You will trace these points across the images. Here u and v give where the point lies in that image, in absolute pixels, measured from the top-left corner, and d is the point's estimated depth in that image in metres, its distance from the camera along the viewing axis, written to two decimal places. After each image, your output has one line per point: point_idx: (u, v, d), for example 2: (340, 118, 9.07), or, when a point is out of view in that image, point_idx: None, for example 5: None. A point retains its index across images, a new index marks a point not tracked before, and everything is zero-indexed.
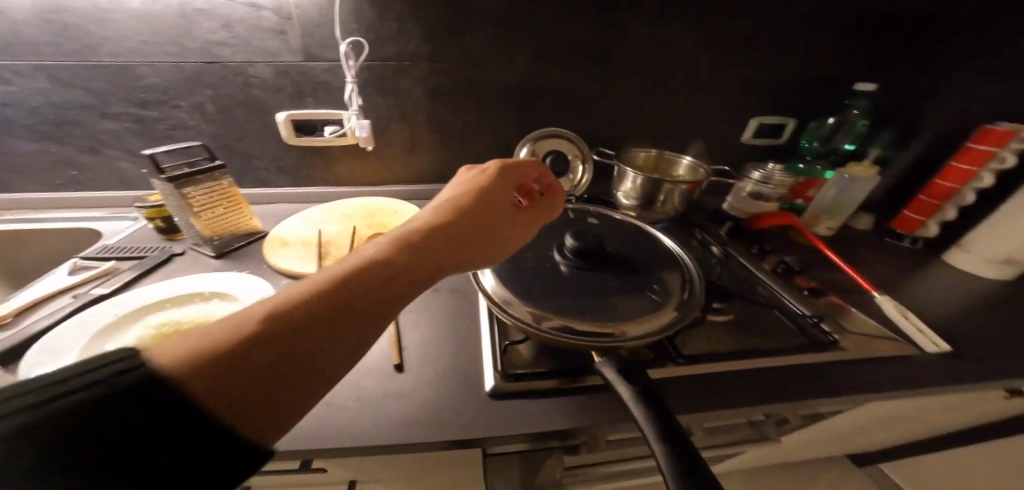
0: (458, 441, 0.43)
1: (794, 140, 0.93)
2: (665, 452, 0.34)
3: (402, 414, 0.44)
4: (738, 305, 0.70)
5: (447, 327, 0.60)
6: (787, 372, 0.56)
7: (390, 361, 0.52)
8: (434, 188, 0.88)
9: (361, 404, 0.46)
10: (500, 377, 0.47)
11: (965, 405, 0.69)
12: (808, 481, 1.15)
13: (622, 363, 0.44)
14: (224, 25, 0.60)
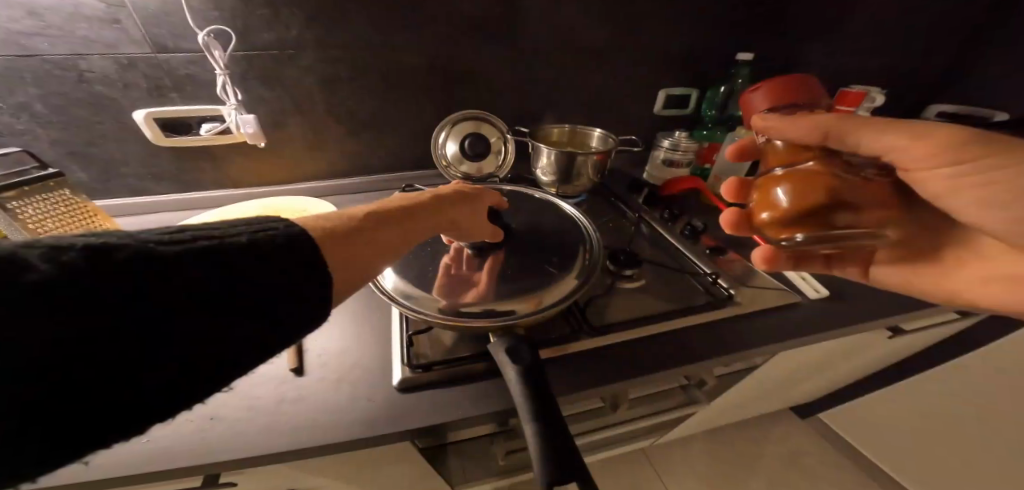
0: (361, 439, 0.43)
1: (698, 109, 0.99)
2: (537, 434, 0.33)
3: (301, 420, 0.43)
4: (647, 270, 0.73)
5: (351, 322, 0.58)
6: (692, 333, 0.60)
7: (287, 365, 0.50)
8: (345, 182, 0.84)
9: (253, 416, 0.43)
10: (409, 371, 0.48)
11: (858, 348, 0.76)
12: (756, 438, 1.22)
13: (512, 341, 0.42)
14: (27, 13, 0.52)
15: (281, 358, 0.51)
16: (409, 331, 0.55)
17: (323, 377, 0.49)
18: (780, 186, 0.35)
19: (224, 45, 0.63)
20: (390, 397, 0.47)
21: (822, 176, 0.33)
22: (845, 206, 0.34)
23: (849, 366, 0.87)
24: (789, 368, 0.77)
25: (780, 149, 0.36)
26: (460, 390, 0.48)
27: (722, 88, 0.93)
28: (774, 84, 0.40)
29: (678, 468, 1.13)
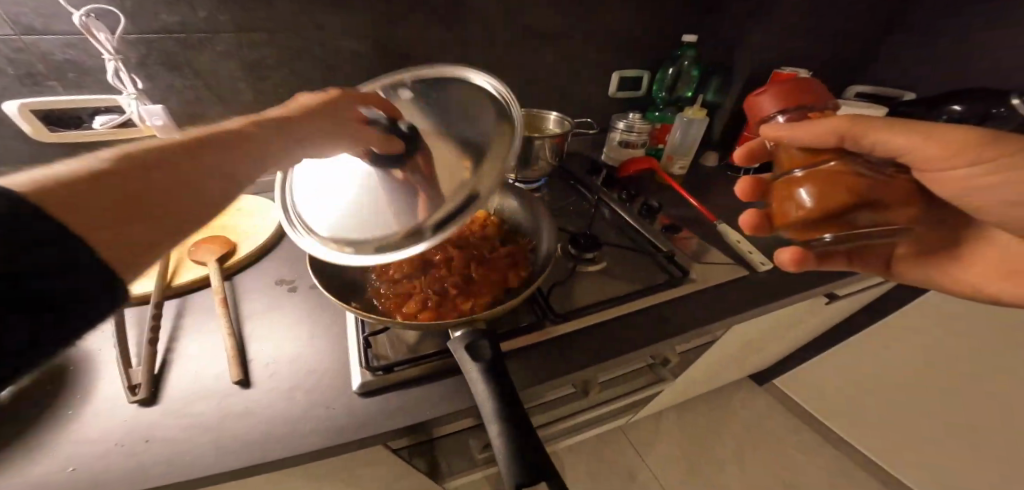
0: (326, 449, 0.40)
1: (649, 91, 1.01)
2: (503, 437, 0.32)
3: (256, 435, 0.39)
4: (610, 252, 0.74)
5: (304, 326, 0.53)
6: (653, 312, 0.62)
7: (230, 378, 0.44)
8: None
9: (197, 437, 0.38)
10: (370, 375, 0.45)
11: (802, 314, 0.83)
12: (720, 404, 1.29)
13: (473, 337, 0.41)
14: None
15: (224, 369, 0.46)
16: (366, 332, 0.52)
17: (274, 387, 0.45)
18: (801, 188, 0.32)
19: (112, 27, 0.54)
20: (349, 403, 0.44)
21: (846, 175, 0.30)
22: (870, 205, 0.31)
23: (795, 331, 0.93)
24: (744, 339, 0.82)
25: (796, 153, 0.34)
26: (424, 389, 0.46)
27: (671, 70, 0.95)
28: (781, 83, 0.35)
29: (652, 440, 1.18)
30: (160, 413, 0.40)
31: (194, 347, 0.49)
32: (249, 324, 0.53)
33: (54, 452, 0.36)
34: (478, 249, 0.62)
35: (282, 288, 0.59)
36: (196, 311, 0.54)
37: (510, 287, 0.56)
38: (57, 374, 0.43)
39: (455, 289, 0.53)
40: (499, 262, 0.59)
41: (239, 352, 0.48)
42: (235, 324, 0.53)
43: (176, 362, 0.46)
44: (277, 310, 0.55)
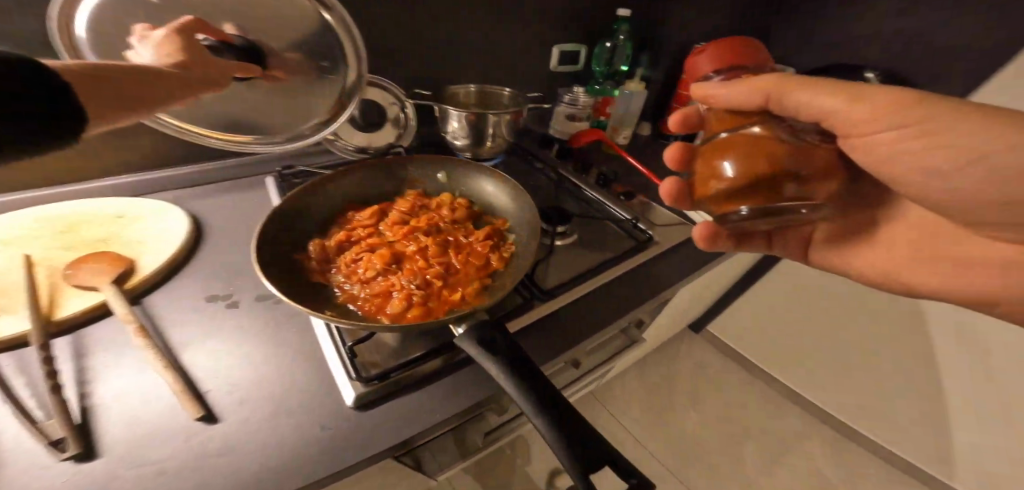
0: (339, 471, 0.35)
1: (588, 66, 1.02)
2: (552, 428, 0.30)
3: (251, 469, 0.33)
4: (578, 224, 0.74)
5: (263, 347, 0.45)
6: (628, 278, 0.65)
7: (188, 417, 0.36)
8: (201, 184, 0.68)
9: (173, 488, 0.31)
10: (365, 385, 0.40)
11: (737, 260, 0.95)
12: (669, 354, 1.44)
13: (482, 332, 0.37)
14: None
15: (172, 406, 0.37)
16: (345, 342, 0.45)
17: (249, 416, 0.37)
18: (725, 158, 0.31)
19: None
20: (344, 423, 0.38)
21: (768, 139, 0.29)
22: (796, 176, 0.29)
23: (728, 279, 1.07)
24: (696, 290, 0.91)
25: (725, 117, 0.33)
26: (421, 393, 0.43)
27: (607, 44, 0.97)
28: (721, 44, 0.36)
29: (617, 395, 1.29)
30: (104, 466, 0.31)
31: (119, 387, 0.38)
32: (188, 352, 0.43)
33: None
34: (452, 234, 0.57)
35: (217, 305, 0.49)
36: (107, 347, 0.42)
37: (495, 270, 0.53)
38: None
39: (438, 280, 0.49)
40: (479, 246, 0.55)
41: (188, 388, 0.39)
42: (168, 353, 0.42)
43: (100, 407, 0.36)
44: (220, 332, 0.46)
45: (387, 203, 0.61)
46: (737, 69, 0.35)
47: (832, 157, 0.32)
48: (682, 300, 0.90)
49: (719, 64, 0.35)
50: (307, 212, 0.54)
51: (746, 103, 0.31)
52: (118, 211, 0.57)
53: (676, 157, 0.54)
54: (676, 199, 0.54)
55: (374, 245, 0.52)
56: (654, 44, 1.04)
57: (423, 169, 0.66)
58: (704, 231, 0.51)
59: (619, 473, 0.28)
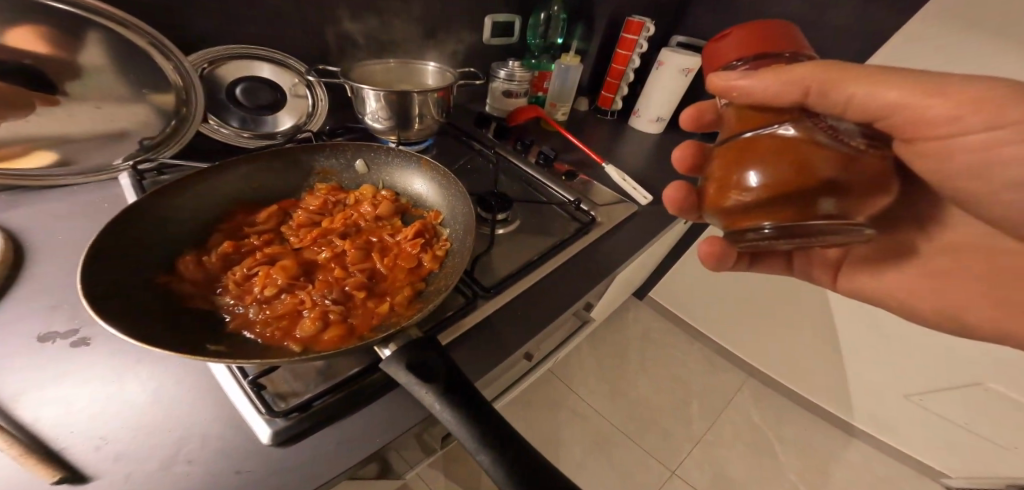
0: None
1: (523, 38, 0.96)
2: (500, 463, 0.26)
3: None
4: (520, 210, 0.70)
5: (136, 385, 0.35)
6: (575, 263, 0.63)
7: (44, 477, 0.27)
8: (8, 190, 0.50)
9: None
10: (277, 423, 0.33)
11: (676, 233, 0.98)
12: (618, 324, 1.50)
13: (413, 352, 0.32)
14: None
15: (22, 471, 0.28)
16: (247, 374, 0.37)
17: (131, 472, 0.29)
18: (748, 167, 0.27)
19: None
20: (261, 463, 0.31)
21: (797, 147, 0.26)
22: (830, 188, 0.26)
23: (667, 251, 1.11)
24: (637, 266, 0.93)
25: (748, 114, 0.29)
26: (348, 424, 0.36)
27: (541, 15, 0.91)
28: (751, 24, 0.29)
29: (576, 371, 1.32)
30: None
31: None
32: (25, 406, 0.32)
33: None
34: (375, 235, 0.49)
35: (55, 346, 0.37)
36: None
37: (429, 272, 0.46)
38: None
39: (359, 292, 0.41)
40: (408, 246, 0.48)
41: (35, 448, 0.29)
42: (1, 412, 0.31)
43: None
44: (74, 374, 0.35)
45: (293, 201, 0.52)
46: (768, 52, 0.28)
47: (882, 162, 0.28)
48: (627, 275, 0.94)
49: (747, 48, 0.29)
50: (176, 219, 0.42)
51: (781, 97, 0.27)
52: None
53: (685, 162, 0.52)
54: (683, 209, 0.51)
55: (275, 255, 0.43)
56: (587, 14, 1.00)
57: (335, 157, 0.56)
58: (710, 248, 0.48)
59: None
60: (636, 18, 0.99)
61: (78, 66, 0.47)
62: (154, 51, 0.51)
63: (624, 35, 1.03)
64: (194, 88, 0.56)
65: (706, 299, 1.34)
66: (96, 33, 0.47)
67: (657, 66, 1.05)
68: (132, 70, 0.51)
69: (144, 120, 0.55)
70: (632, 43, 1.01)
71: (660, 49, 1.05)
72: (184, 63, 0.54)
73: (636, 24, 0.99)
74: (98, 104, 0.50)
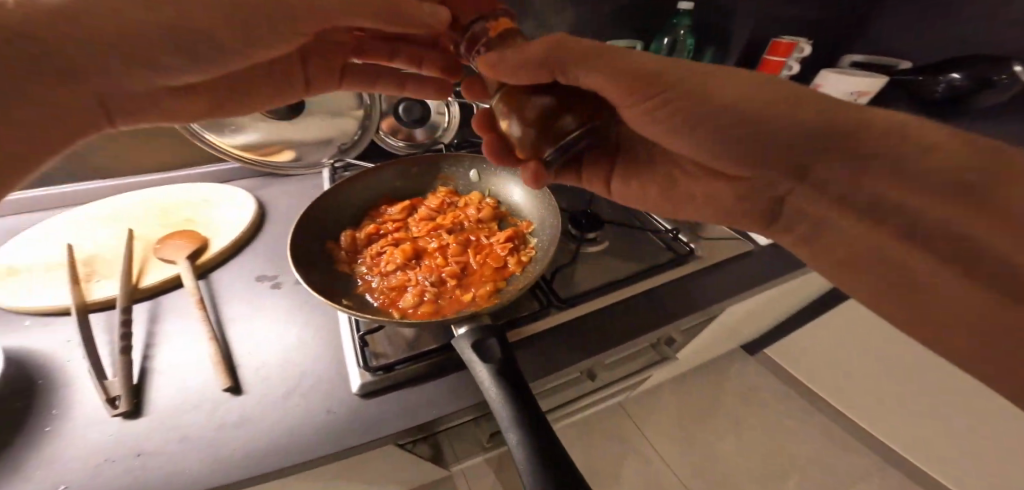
0: (337, 452, 0.38)
1: None
2: (522, 444, 0.29)
3: (258, 441, 0.38)
4: (611, 231, 0.71)
5: (297, 324, 0.51)
6: (659, 295, 0.60)
7: (218, 386, 0.42)
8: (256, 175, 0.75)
9: (185, 452, 0.37)
10: (368, 375, 0.43)
11: (802, 286, 0.83)
12: (719, 374, 1.30)
13: (480, 334, 0.38)
14: None
15: (211, 375, 0.44)
16: (361, 331, 0.49)
17: (268, 392, 0.43)
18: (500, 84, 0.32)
19: None
20: (348, 407, 0.42)
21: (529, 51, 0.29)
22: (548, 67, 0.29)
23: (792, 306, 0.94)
24: (741, 315, 0.84)
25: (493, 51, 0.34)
26: (418, 390, 0.45)
27: (665, 40, 0.90)
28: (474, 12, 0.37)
29: (651, 414, 1.21)
30: (150, 424, 0.39)
31: (173, 356, 0.46)
32: (234, 327, 0.50)
33: (33, 474, 0.34)
34: (474, 235, 0.58)
35: (263, 286, 0.56)
36: (176, 312, 0.51)
37: (511, 273, 0.53)
38: (26, 388, 0.41)
39: (452, 279, 0.50)
40: (498, 248, 0.55)
41: (226, 360, 0.45)
42: (217, 326, 0.50)
43: (157, 372, 0.44)
44: (262, 309, 0.53)
45: (420, 199, 0.64)
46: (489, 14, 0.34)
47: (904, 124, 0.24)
48: (728, 322, 0.83)
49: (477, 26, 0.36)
50: (342, 203, 0.58)
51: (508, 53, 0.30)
52: (201, 196, 0.66)
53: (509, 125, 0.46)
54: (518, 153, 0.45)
55: (398, 240, 0.55)
56: (720, 37, 0.94)
57: (455, 167, 0.67)
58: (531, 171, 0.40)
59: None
60: (785, 39, 0.89)
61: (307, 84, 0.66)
62: None
63: (766, 57, 0.93)
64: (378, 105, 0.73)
65: (842, 372, 1.08)
66: None
67: (811, 89, 0.92)
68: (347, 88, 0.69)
69: (350, 125, 0.74)
70: (779, 65, 0.91)
71: (819, 70, 0.91)
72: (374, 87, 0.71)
73: (786, 44, 0.89)
74: (325, 109, 0.69)
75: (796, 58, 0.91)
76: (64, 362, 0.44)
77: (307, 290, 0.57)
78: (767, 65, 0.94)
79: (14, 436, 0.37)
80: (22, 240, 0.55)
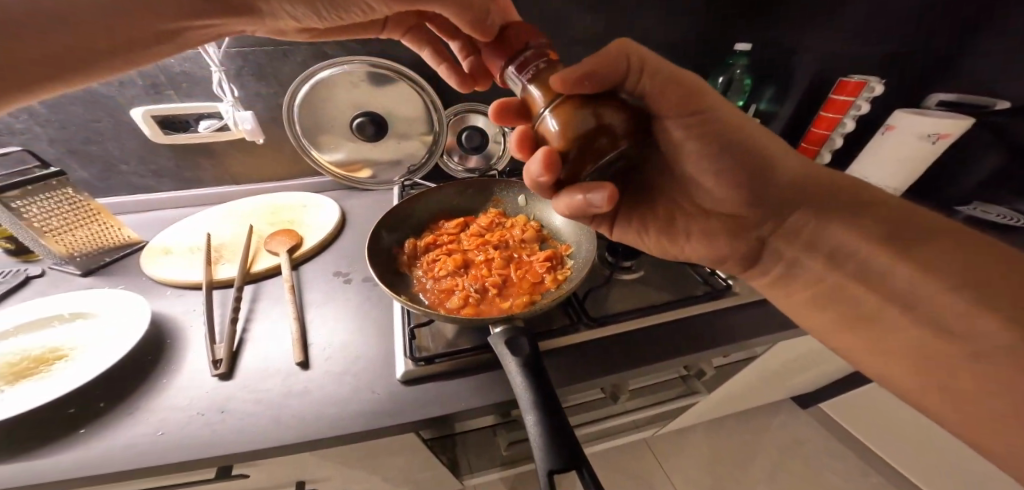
0: (382, 426, 0.46)
1: None
2: (539, 425, 0.34)
3: (321, 409, 0.46)
4: (647, 261, 0.74)
5: (362, 315, 0.61)
6: (690, 326, 0.62)
7: (293, 360, 0.52)
8: (340, 187, 0.90)
9: (266, 408, 0.46)
10: (411, 363, 0.51)
11: None
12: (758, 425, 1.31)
13: (512, 333, 0.43)
14: None
15: (289, 350, 0.54)
16: (412, 325, 0.57)
17: (330, 370, 0.52)
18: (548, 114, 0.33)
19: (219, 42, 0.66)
20: (393, 390, 0.50)
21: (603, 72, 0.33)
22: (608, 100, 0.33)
23: (829, 361, 0.95)
24: (782, 361, 0.84)
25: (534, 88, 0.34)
26: (455, 383, 0.51)
27: (720, 79, 0.91)
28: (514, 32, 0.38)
29: (677, 456, 1.23)
30: (234, 386, 0.48)
31: (264, 329, 0.57)
32: (311, 312, 0.61)
33: (138, 417, 0.44)
34: (517, 252, 0.65)
35: (339, 279, 0.67)
36: (271, 294, 0.63)
37: (547, 288, 0.58)
38: (158, 344, 0.52)
39: (494, 288, 0.56)
40: (538, 265, 0.61)
41: (303, 339, 0.55)
42: (300, 309, 0.61)
43: (251, 341, 0.55)
44: (333, 300, 0.63)
45: (472, 216, 0.73)
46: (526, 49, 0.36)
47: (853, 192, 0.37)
48: (768, 363, 0.82)
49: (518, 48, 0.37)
50: (409, 216, 0.68)
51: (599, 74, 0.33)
52: (301, 201, 0.81)
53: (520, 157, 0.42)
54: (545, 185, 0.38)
55: (452, 250, 0.63)
56: (783, 76, 0.94)
57: (506, 191, 0.75)
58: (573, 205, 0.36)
59: (582, 478, 0.31)
60: (853, 78, 0.84)
61: (389, 112, 0.78)
62: (430, 108, 0.81)
63: (832, 95, 0.88)
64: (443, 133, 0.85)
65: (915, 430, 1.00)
66: (407, 92, 0.77)
67: (883, 130, 0.87)
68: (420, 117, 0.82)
69: (419, 149, 0.87)
70: (844, 105, 0.86)
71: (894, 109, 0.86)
72: (442, 116, 0.83)
73: (854, 83, 0.83)
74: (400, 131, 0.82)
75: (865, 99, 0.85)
76: (175, 327, 0.55)
77: (372, 285, 0.67)
78: (832, 104, 0.89)
79: (132, 385, 0.47)
80: (174, 228, 0.72)
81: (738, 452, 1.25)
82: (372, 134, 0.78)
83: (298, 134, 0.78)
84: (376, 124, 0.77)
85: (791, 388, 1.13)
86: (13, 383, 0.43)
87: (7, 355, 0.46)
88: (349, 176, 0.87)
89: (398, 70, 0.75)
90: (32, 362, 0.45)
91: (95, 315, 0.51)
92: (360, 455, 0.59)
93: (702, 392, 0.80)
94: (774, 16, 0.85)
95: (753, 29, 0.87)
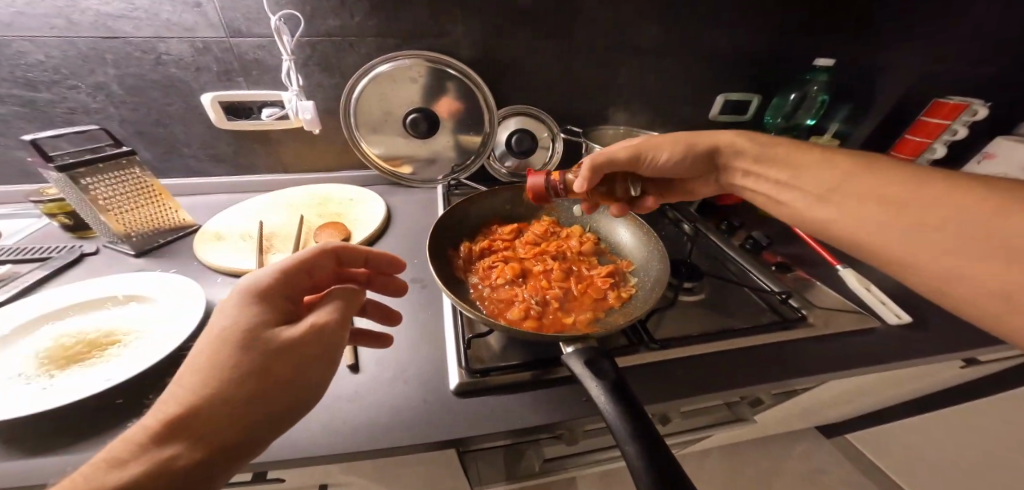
0: (437, 442, 0.42)
1: (760, 116, 0.93)
2: (639, 459, 0.29)
3: (371, 420, 0.43)
4: (707, 283, 0.69)
5: (408, 320, 0.58)
6: (762, 356, 0.56)
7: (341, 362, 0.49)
8: (385, 183, 0.88)
9: (314, 413, 0.43)
10: (466, 375, 0.47)
11: (927, 372, 0.74)
12: (787, 456, 1.23)
13: (591, 355, 0.39)
14: None
15: None
16: (464, 334, 0.54)
17: (379, 376, 0.49)
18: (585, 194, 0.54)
19: (294, 31, 0.66)
20: (446, 402, 0.46)
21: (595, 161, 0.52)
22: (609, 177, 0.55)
23: (884, 397, 0.88)
24: (837, 393, 0.77)
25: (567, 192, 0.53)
26: (512, 399, 0.47)
27: (792, 95, 0.86)
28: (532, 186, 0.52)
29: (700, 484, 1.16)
30: None
31: None
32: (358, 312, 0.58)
33: None
34: (576, 265, 0.61)
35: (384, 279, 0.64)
36: None
37: (610, 306, 0.54)
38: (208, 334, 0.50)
39: (556, 301, 0.53)
40: (599, 280, 0.57)
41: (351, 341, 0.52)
42: None
43: None
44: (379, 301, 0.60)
45: (525, 223, 0.69)
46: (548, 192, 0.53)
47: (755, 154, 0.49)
48: (820, 395, 0.75)
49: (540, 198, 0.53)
50: (463, 218, 0.65)
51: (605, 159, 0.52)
52: (348, 195, 0.79)
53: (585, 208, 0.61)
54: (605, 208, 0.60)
55: (508, 257, 0.60)
56: (861, 94, 0.88)
57: (561, 200, 0.72)
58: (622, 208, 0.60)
59: None
60: (951, 100, 0.81)
61: (446, 111, 0.77)
62: (485, 109, 0.79)
63: (924, 117, 0.85)
64: (493, 137, 0.83)
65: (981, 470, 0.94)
66: (467, 90, 0.76)
67: (981, 157, 0.88)
68: (475, 117, 0.80)
69: (467, 149, 0.84)
70: (938, 129, 0.83)
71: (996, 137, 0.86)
72: (496, 117, 0.81)
73: (952, 106, 0.81)
74: (454, 131, 0.80)
75: (964, 123, 0.81)
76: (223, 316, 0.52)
77: (418, 288, 0.64)
78: (921, 127, 0.87)
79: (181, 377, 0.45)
80: (225, 213, 0.71)
81: (762, 483, 1.16)
82: (424, 131, 0.77)
83: (352, 127, 0.77)
84: (430, 119, 0.75)
85: (830, 419, 1.04)
86: (64, 369, 0.41)
87: (61, 337, 0.44)
88: (394, 174, 0.85)
89: (464, 68, 0.74)
90: (85, 345, 0.44)
91: (149, 300, 0.50)
92: (392, 462, 0.56)
93: (749, 421, 0.74)
94: (863, 32, 0.80)
95: (839, 42, 0.81)
